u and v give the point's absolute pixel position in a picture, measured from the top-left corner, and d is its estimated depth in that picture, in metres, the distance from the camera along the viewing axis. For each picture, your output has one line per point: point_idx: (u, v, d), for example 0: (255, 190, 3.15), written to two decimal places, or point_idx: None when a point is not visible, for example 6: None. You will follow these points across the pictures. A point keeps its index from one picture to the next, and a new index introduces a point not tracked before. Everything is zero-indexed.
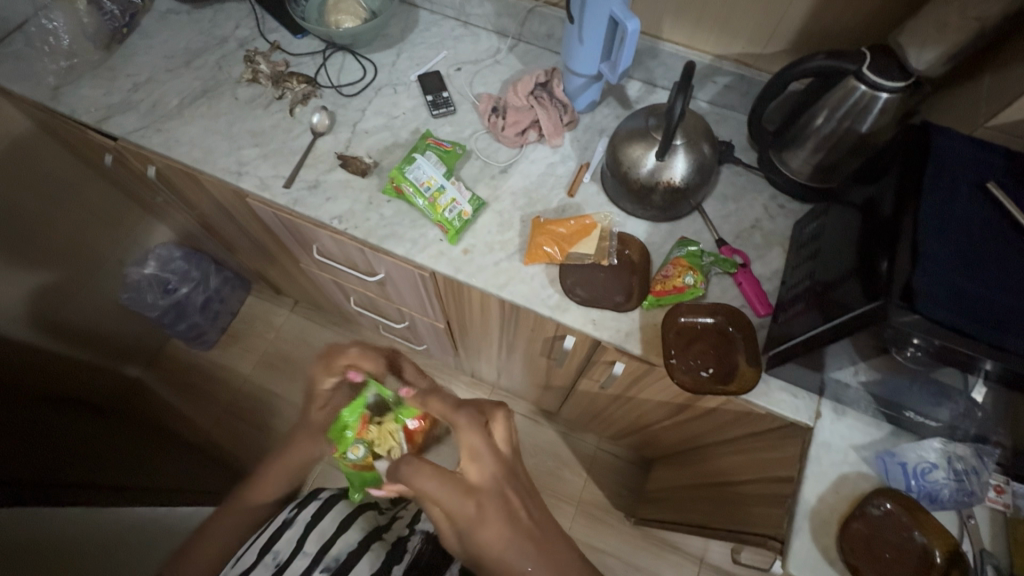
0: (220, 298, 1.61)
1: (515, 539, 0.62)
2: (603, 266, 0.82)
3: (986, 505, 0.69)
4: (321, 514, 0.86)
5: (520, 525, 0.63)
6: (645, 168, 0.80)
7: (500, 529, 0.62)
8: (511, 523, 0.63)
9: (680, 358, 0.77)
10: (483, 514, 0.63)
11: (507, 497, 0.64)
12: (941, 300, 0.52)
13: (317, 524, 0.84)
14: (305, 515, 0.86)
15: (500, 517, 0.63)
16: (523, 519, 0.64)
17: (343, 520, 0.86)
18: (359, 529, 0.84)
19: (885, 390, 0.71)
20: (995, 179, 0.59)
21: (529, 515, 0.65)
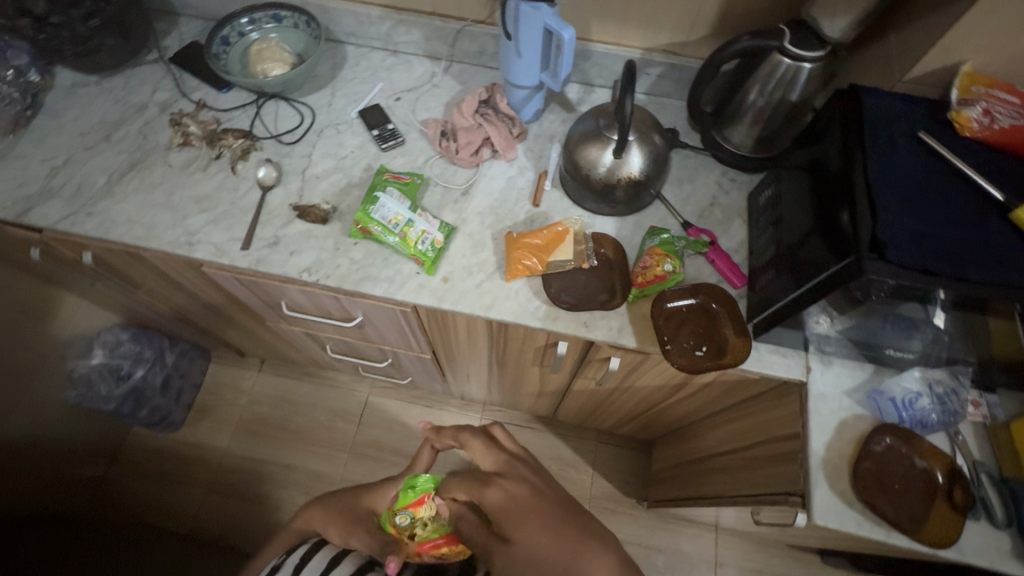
0: (180, 373, 1.52)
1: (545, 523, 0.55)
2: (582, 268, 0.83)
3: (968, 420, 0.76)
4: (310, 552, 0.90)
5: (533, 499, 0.59)
6: (603, 166, 0.83)
7: (511, 498, 0.60)
8: (535, 501, 0.59)
9: (674, 341, 0.79)
10: (502, 493, 0.62)
11: (528, 481, 0.63)
12: (904, 247, 0.56)
13: (307, 562, 0.88)
14: (295, 554, 0.91)
15: (524, 499, 0.60)
16: (552, 505, 0.58)
17: (332, 554, 0.89)
18: (349, 562, 0.86)
19: (863, 334, 0.76)
20: (924, 128, 0.64)
21: (544, 494, 0.60)
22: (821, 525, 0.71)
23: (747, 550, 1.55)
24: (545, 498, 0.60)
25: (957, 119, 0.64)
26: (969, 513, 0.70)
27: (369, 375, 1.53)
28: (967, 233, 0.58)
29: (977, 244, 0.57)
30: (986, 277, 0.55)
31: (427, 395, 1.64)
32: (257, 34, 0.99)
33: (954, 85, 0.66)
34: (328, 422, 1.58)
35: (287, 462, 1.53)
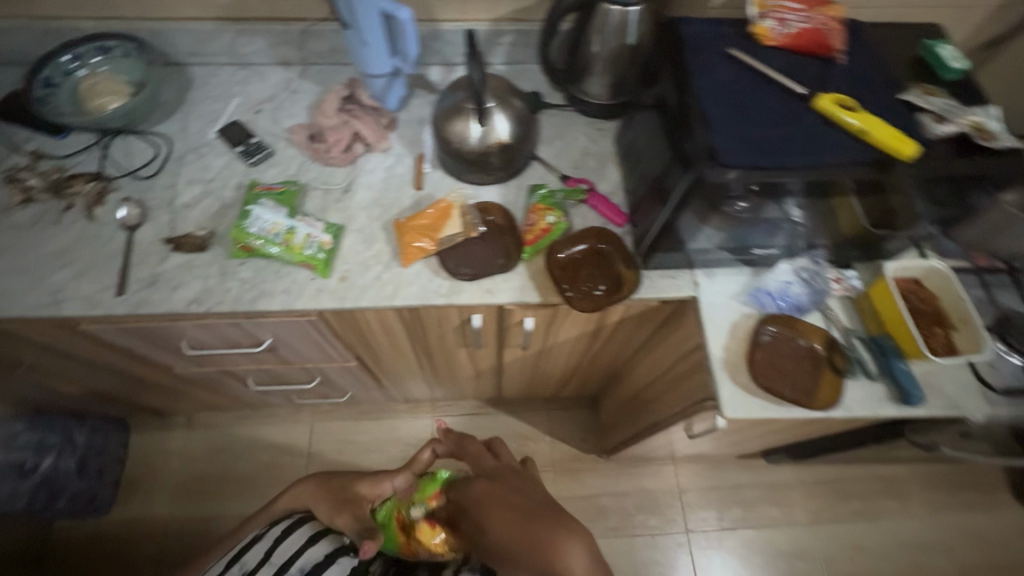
0: (97, 452, 1.40)
1: (520, 509, 0.53)
2: (473, 238, 0.86)
3: (835, 296, 0.86)
4: (288, 528, 0.91)
5: (509, 492, 0.57)
6: (473, 137, 0.86)
7: (489, 490, 0.58)
8: (519, 493, 0.57)
9: (573, 287, 0.84)
10: (483, 486, 0.60)
11: (518, 481, 0.61)
12: (735, 149, 0.63)
13: (285, 535, 0.90)
14: (277, 527, 0.92)
15: (506, 490, 0.57)
16: (534, 498, 0.56)
17: (311, 531, 0.90)
18: (330, 541, 0.88)
19: (733, 240, 0.83)
20: (734, 44, 0.70)
21: (528, 491, 0.57)
22: (732, 418, 0.77)
23: (702, 470, 1.67)
24: (522, 490, 0.57)
25: (758, 31, 0.70)
26: (849, 373, 0.79)
27: (305, 401, 1.49)
28: (785, 128, 0.64)
29: (794, 135, 0.64)
30: (806, 162, 0.63)
31: (374, 408, 1.64)
32: (85, 71, 0.93)
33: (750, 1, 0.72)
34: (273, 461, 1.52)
35: (240, 511, 1.46)
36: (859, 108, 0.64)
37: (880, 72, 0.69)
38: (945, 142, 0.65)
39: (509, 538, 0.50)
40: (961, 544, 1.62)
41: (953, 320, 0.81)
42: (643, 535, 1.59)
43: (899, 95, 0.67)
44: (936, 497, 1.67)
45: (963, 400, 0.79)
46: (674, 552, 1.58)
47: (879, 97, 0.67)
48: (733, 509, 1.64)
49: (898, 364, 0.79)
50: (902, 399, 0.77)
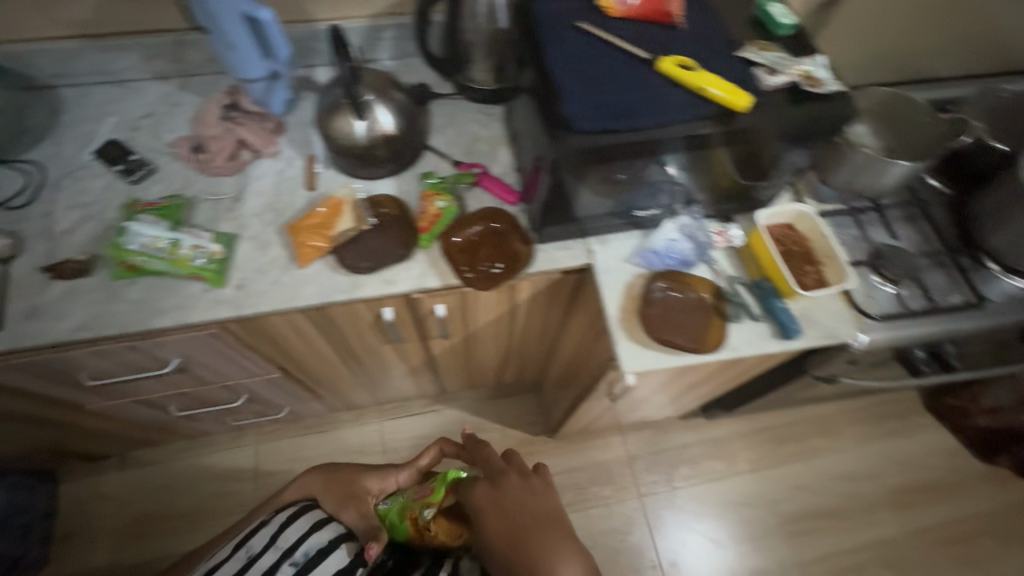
0: (21, 505, 1.34)
1: (521, 529, 0.64)
2: (369, 230, 0.86)
3: (719, 249, 0.91)
4: (291, 516, 0.89)
5: (506, 505, 0.67)
6: (357, 132, 0.86)
7: (488, 498, 0.68)
8: (521, 506, 0.66)
9: (472, 267, 0.86)
10: (484, 493, 0.70)
11: (523, 483, 0.69)
12: (587, 115, 0.66)
13: (289, 521, 0.88)
14: (279, 514, 0.91)
15: (509, 503, 0.67)
16: (536, 513, 0.65)
17: (316, 518, 0.89)
18: (334, 528, 0.89)
19: (618, 206, 0.88)
20: (584, 17, 0.74)
21: (524, 504, 0.67)
22: (631, 373, 0.81)
23: (648, 436, 1.74)
24: (521, 501, 0.67)
25: (603, 4, 0.74)
26: (734, 318, 0.85)
27: (242, 422, 1.46)
28: (632, 91, 0.68)
29: (642, 97, 0.68)
30: (653, 122, 0.67)
31: (320, 421, 1.66)
32: None
33: None
34: (216, 488, 1.48)
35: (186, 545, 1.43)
36: (697, 68, 0.69)
37: (717, 33, 0.75)
38: (778, 92, 0.71)
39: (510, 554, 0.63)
40: (888, 469, 1.75)
41: (822, 257, 0.88)
42: (599, 505, 1.64)
43: (735, 53, 0.73)
44: (863, 430, 1.80)
45: (837, 328, 0.86)
46: (630, 517, 1.63)
47: (718, 56, 0.72)
48: (681, 468, 1.71)
49: (777, 303, 0.85)
50: (783, 334, 0.83)
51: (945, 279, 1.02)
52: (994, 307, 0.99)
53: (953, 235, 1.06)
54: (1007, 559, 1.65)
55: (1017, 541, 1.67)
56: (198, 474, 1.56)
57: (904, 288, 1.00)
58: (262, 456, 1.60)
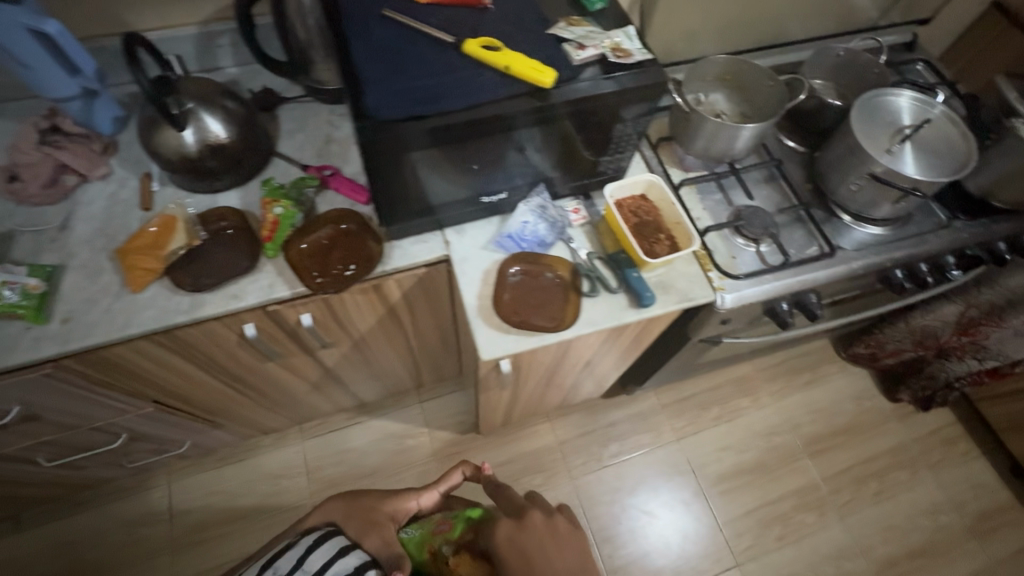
0: None
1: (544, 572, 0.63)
2: (208, 246, 0.82)
3: (577, 227, 0.93)
4: (321, 539, 0.83)
5: (529, 546, 0.66)
6: (184, 144, 0.82)
7: (512, 539, 0.66)
8: (546, 553, 0.65)
9: (322, 272, 0.83)
10: (510, 531, 0.67)
11: (550, 528, 0.68)
12: (391, 104, 0.65)
13: (316, 545, 0.82)
14: (309, 535, 0.85)
15: (533, 546, 0.66)
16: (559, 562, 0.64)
17: (342, 542, 0.83)
18: (360, 554, 0.81)
19: (470, 193, 0.86)
20: (391, 5, 0.72)
21: (549, 549, 0.66)
22: (490, 360, 0.80)
23: (576, 419, 1.75)
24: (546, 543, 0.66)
25: None
26: (590, 293, 0.86)
27: (141, 463, 1.38)
28: (439, 75, 0.67)
29: (449, 81, 0.67)
30: (461, 105, 0.66)
31: (234, 451, 1.59)
32: None
33: None
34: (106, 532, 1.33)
35: None
36: (503, 48, 0.69)
37: (527, 12, 0.75)
38: (589, 66, 0.72)
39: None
40: (804, 418, 1.81)
41: (671, 225, 0.91)
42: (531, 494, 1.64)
43: (547, 30, 0.73)
44: (780, 385, 1.85)
45: (692, 291, 0.88)
46: (566, 501, 1.64)
47: (528, 35, 0.72)
48: (612, 446, 1.73)
49: (632, 273, 0.86)
50: (640, 304, 0.85)
51: (803, 232, 1.07)
52: (846, 253, 1.04)
53: (808, 190, 1.11)
54: (917, 488, 1.72)
55: (926, 470, 1.75)
56: (105, 524, 1.47)
57: (764, 246, 1.05)
58: (175, 495, 1.52)
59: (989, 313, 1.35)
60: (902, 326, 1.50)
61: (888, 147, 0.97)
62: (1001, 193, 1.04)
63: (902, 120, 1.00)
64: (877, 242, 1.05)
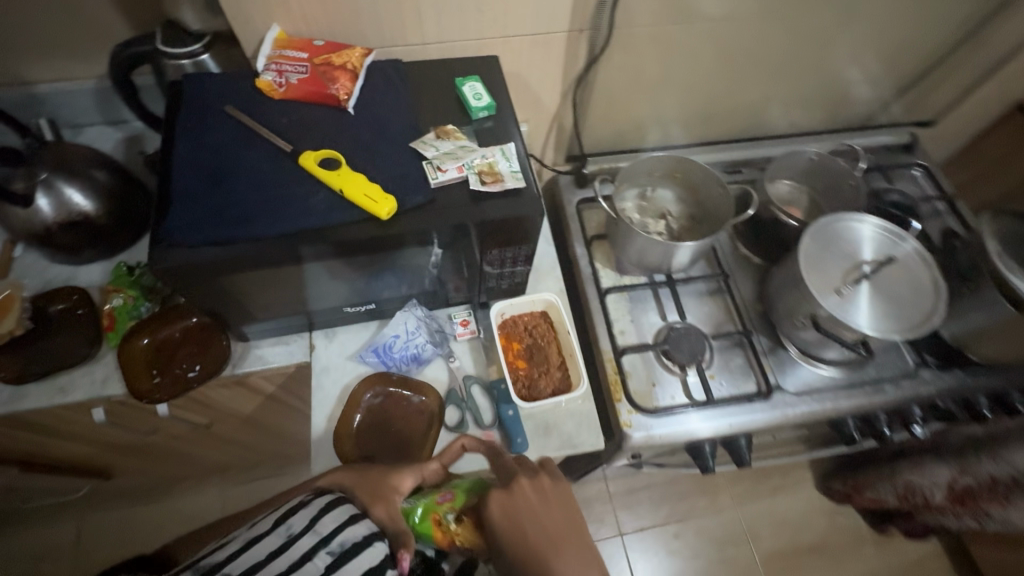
0: None
1: (538, 540, 0.55)
2: (43, 331, 0.76)
3: (462, 340, 0.81)
4: (335, 501, 0.61)
5: (526, 514, 0.58)
6: (43, 211, 0.75)
7: (500, 505, 0.59)
8: (538, 519, 0.57)
9: (163, 372, 0.75)
10: (507, 510, 0.59)
11: (540, 490, 0.60)
12: (193, 225, 0.56)
13: (333, 505, 0.61)
14: (324, 494, 0.63)
15: (522, 513, 0.58)
16: (549, 529, 0.56)
17: (356, 511, 0.60)
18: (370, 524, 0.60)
19: (338, 301, 0.76)
20: (241, 101, 0.64)
21: (547, 530, 0.56)
22: None
23: None
24: (534, 509, 0.58)
25: (262, 85, 0.65)
26: (456, 429, 0.75)
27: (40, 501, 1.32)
28: (261, 193, 0.59)
29: (272, 201, 0.59)
30: (277, 232, 0.57)
31: None
32: None
33: (261, 51, 0.68)
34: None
35: None
36: (344, 164, 0.61)
37: (395, 118, 0.65)
38: (449, 190, 0.62)
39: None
40: (764, 528, 1.61)
41: (565, 353, 0.80)
42: None
43: (410, 142, 0.64)
44: (746, 487, 1.67)
45: (578, 437, 0.76)
46: None
47: (385, 147, 0.63)
48: None
49: (506, 410, 0.75)
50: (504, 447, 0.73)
51: (740, 362, 0.93)
52: (784, 398, 0.88)
53: (756, 312, 0.97)
54: None
55: None
56: None
57: (692, 374, 0.91)
58: None
59: (991, 488, 1.02)
60: (887, 475, 1.22)
61: (837, 286, 0.83)
62: (978, 346, 0.88)
63: (862, 253, 0.86)
64: (828, 385, 0.90)
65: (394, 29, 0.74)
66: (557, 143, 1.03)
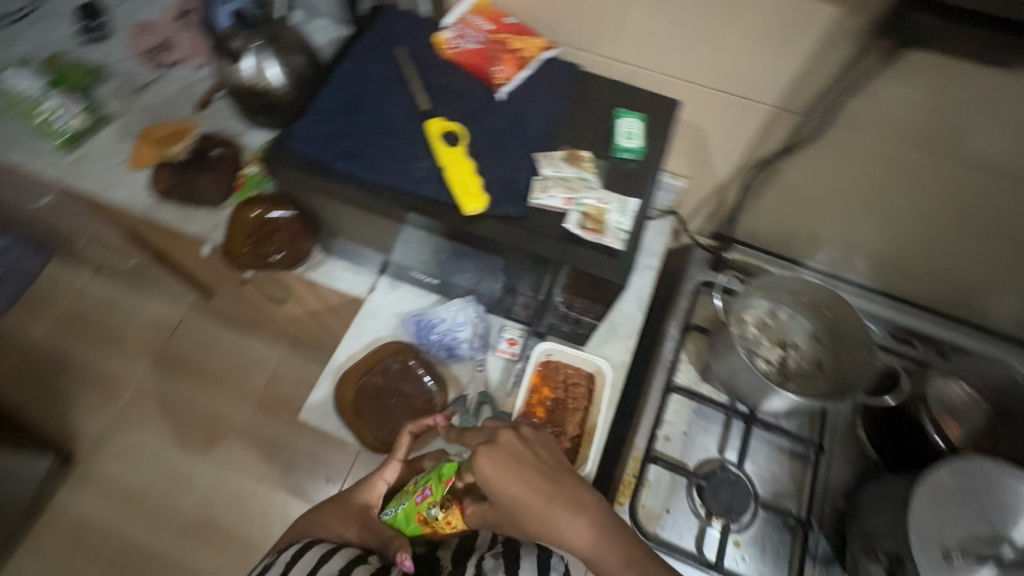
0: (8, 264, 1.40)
1: (546, 484, 0.52)
2: (194, 164, 0.87)
3: (499, 355, 0.77)
4: (303, 551, 0.61)
5: (526, 464, 0.53)
6: (245, 72, 0.83)
7: (497, 462, 0.52)
8: (535, 463, 0.53)
9: (255, 246, 0.82)
10: (506, 466, 0.52)
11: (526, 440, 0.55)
12: (314, 140, 0.60)
13: (300, 555, 0.60)
14: (294, 547, 0.63)
15: (520, 463, 0.53)
16: (547, 473, 0.53)
17: (330, 549, 0.61)
18: (346, 553, 0.61)
19: (411, 263, 0.77)
20: (416, 51, 0.66)
21: (547, 471, 0.53)
22: (305, 421, 0.76)
23: None
24: (531, 458, 0.53)
25: (436, 41, 0.66)
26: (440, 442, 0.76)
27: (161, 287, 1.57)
28: (380, 138, 0.60)
29: (383, 150, 0.59)
30: (372, 180, 0.58)
31: None
32: None
33: (457, 9, 0.69)
34: (95, 316, 1.49)
35: None
36: (463, 145, 0.59)
37: (538, 126, 0.62)
38: (545, 215, 0.57)
39: (542, 538, 0.51)
40: None
41: (585, 430, 0.72)
42: None
43: (536, 151, 0.60)
44: None
45: None
46: None
47: (510, 147, 0.60)
48: None
49: None
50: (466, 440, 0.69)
51: (778, 550, 0.76)
52: None
53: (834, 507, 0.79)
54: None
55: None
56: None
57: (716, 528, 0.76)
58: None
59: None
60: None
61: (947, 547, 0.63)
62: None
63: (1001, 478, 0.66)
64: None
65: (591, 34, 0.69)
66: (710, 214, 0.93)
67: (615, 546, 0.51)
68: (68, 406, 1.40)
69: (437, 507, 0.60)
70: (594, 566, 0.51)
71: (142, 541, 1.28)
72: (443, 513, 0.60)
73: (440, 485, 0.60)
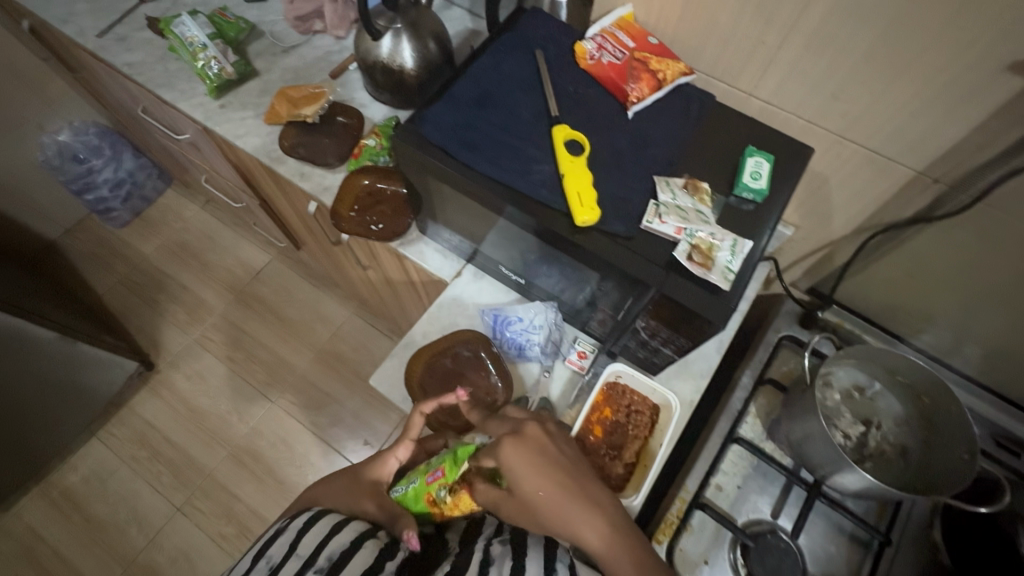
0: (136, 183, 1.60)
1: (563, 483, 0.53)
2: (320, 128, 0.94)
3: (566, 366, 0.78)
4: (313, 520, 0.60)
5: (544, 460, 0.54)
6: (384, 51, 0.87)
7: (516, 453, 0.54)
8: (555, 458, 0.54)
9: (359, 212, 0.86)
10: (525, 459, 0.54)
11: (546, 436, 0.56)
12: (441, 125, 0.62)
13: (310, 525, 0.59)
14: (303, 516, 0.62)
15: (537, 458, 0.54)
16: (566, 472, 0.54)
17: (340, 520, 0.60)
18: (355, 526, 0.59)
19: (500, 258, 0.78)
20: (553, 57, 0.67)
21: (567, 469, 0.54)
22: (375, 384, 0.80)
23: None
24: (551, 456, 0.55)
25: (576, 49, 0.67)
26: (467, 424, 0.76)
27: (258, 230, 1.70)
28: (505, 135, 0.62)
29: (505, 148, 0.61)
30: (488, 172, 0.59)
31: None
32: None
33: (600, 22, 0.70)
34: (197, 246, 1.63)
35: None
36: (584, 155, 0.59)
37: (659, 149, 0.61)
38: (651, 238, 0.57)
39: (555, 532, 0.52)
40: None
41: (640, 460, 0.71)
42: None
43: (655, 175, 0.60)
44: None
45: None
46: None
47: (628, 166, 0.60)
48: None
49: None
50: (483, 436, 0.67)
51: None
52: None
53: None
54: None
55: None
56: None
57: None
58: None
59: None
60: None
61: None
62: None
63: None
64: None
65: (730, 65, 0.68)
66: (813, 268, 0.88)
67: (627, 548, 0.51)
68: (160, 321, 1.54)
69: (445, 490, 0.62)
70: (607, 566, 0.51)
71: (197, 456, 1.39)
72: (452, 495, 0.62)
73: (451, 468, 0.62)
